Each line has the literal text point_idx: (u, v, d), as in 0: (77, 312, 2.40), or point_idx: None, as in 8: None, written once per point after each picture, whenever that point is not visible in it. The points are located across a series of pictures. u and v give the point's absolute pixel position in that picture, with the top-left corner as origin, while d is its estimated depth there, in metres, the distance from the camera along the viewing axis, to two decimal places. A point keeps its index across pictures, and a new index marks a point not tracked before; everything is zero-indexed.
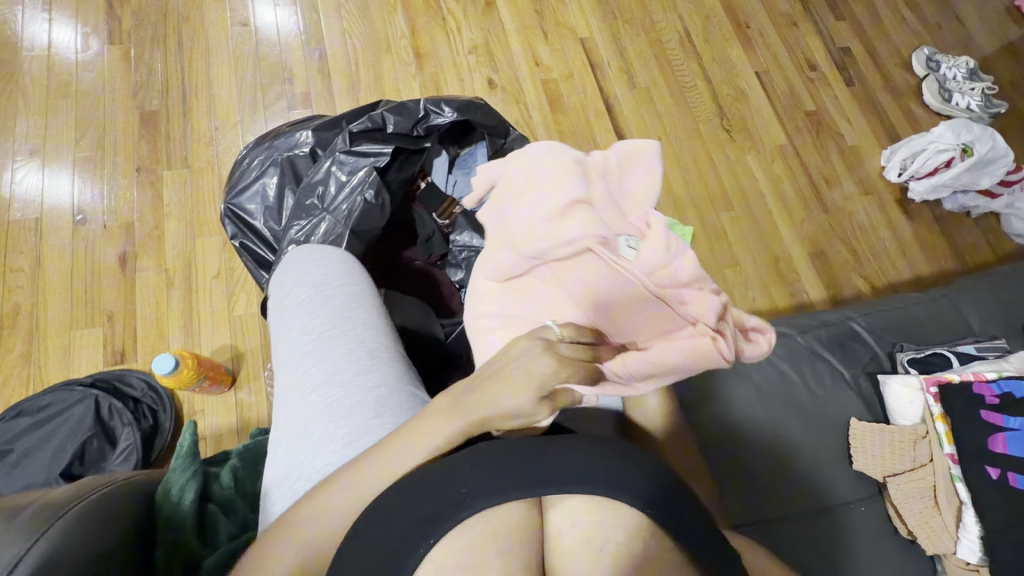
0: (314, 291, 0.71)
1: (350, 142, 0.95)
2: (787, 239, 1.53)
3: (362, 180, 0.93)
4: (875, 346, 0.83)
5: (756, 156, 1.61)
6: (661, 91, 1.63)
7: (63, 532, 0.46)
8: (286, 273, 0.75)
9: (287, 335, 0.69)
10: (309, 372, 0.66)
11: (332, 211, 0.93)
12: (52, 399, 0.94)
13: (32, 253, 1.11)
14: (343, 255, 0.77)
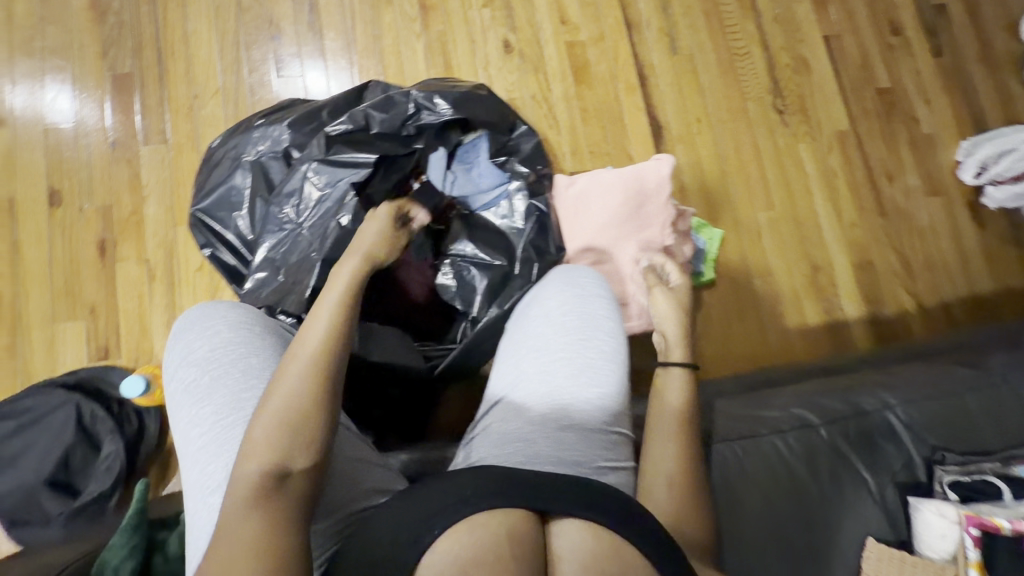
0: (201, 372, 0.63)
1: (327, 144, 0.84)
2: (830, 245, 1.36)
3: (341, 193, 0.83)
4: (912, 449, 0.75)
5: (808, 143, 1.40)
6: (708, 58, 1.38)
7: None
8: (177, 347, 0.68)
9: (181, 426, 0.63)
10: (211, 465, 0.59)
11: (306, 227, 0.83)
12: (33, 402, 0.94)
13: (10, 238, 1.06)
14: (237, 315, 0.69)
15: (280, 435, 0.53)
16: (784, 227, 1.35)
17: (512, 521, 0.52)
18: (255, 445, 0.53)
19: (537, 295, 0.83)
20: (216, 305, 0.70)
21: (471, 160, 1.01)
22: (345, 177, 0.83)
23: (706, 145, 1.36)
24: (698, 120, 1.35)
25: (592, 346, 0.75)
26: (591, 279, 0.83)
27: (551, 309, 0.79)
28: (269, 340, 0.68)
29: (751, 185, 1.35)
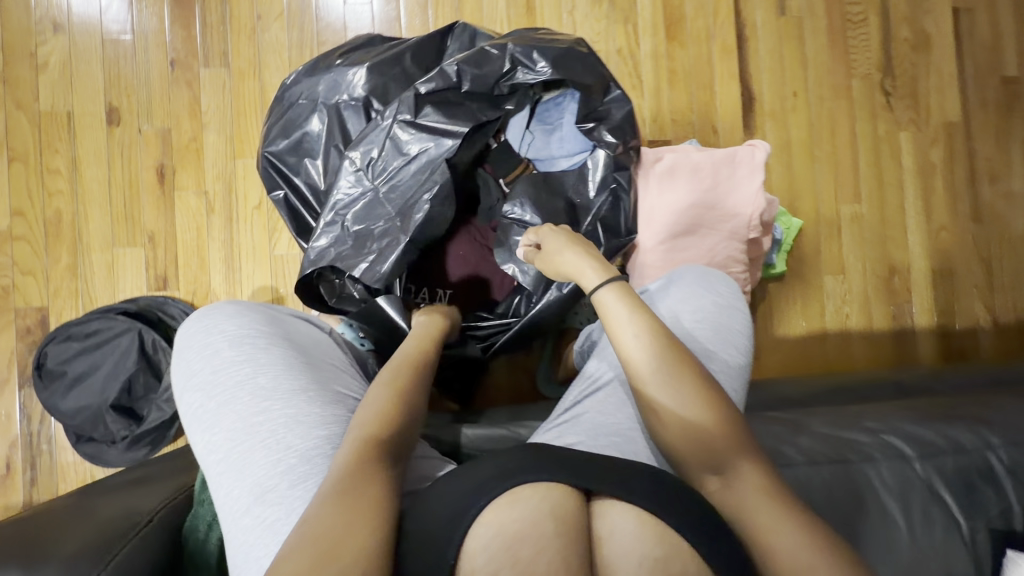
0: (206, 399, 0.63)
1: (418, 102, 0.81)
2: (914, 248, 1.26)
3: (424, 161, 0.82)
4: (1011, 495, 0.71)
5: (911, 132, 1.27)
6: (818, 22, 1.23)
7: None
8: (179, 374, 0.66)
9: (197, 454, 0.62)
10: (231, 489, 0.58)
11: (385, 191, 0.82)
12: (97, 326, 0.94)
13: (69, 154, 1.03)
14: (237, 327, 0.67)
15: (387, 415, 0.61)
16: (869, 223, 1.25)
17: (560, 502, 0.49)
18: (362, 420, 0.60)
19: (667, 287, 0.74)
20: (218, 313, 0.69)
21: (553, 122, 0.93)
22: (433, 139, 0.82)
23: (799, 123, 1.23)
24: (795, 95, 1.23)
25: (716, 363, 0.66)
26: (731, 288, 0.73)
27: (681, 313, 0.69)
28: (275, 352, 0.66)
29: (840, 173, 1.24)
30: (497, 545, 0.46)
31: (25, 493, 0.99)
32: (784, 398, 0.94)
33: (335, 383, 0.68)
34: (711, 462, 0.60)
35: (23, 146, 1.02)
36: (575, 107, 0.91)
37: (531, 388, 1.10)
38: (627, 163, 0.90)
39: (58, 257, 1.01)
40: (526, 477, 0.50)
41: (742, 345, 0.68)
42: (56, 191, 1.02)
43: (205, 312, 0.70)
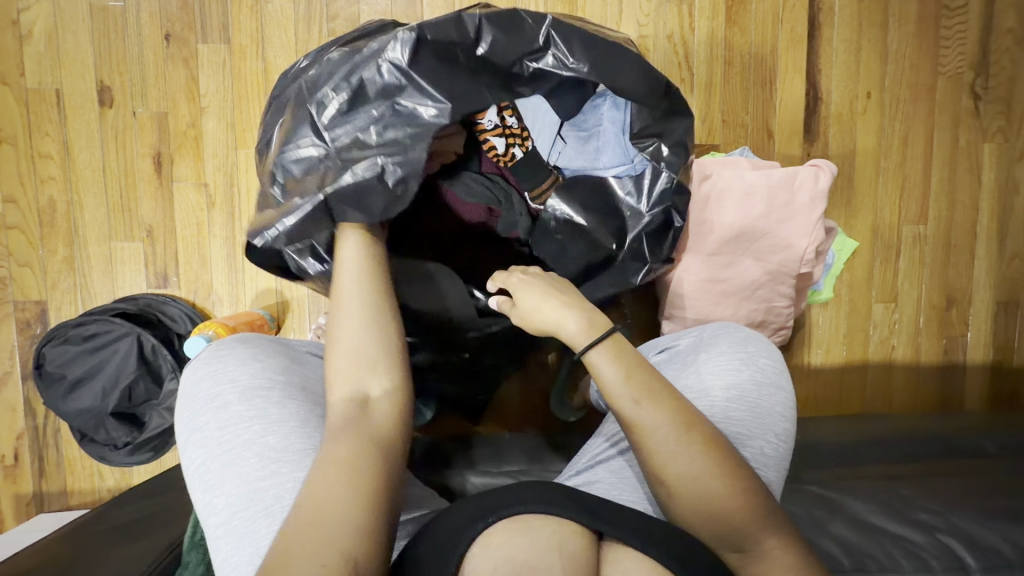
0: (211, 456, 0.54)
1: (415, 50, 0.64)
2: (979, 276, 1.13)
3: (394, 128, 0.65)
4: None
5: (998, 143, 1.10)
6: (908, 7, 1.05)
7: None
8: (181, 417, 0.58)
9: (197, 510, 0.55)
10: (232, 558, 0.50)
11: (338, 145, 0.64)
12: (95, 329, 0.90)
13: (60, 137, 0.95)
14: (249, 375, 0.58)
15: (355, 360, 0.55)
16: (933, 245, 1.11)
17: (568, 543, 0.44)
18: (336, 371, 0.55)
19: (696, 352, 0.61)
20: (225, 355, 0.60)
21: (589, 129, 0.81)
22: (419, 98, 0.65)
23: (869, 127, 1.08)
24: (868, 96, 1.06)
25: (750, 452, 0.53)
26: (773, 356, 0.60)
27: (711, 385, 0.56)
28: (290, 407, 0.57)
29: (909, 187, 1.10)
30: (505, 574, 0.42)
31: (35, 485, 0.99)
32: (818, 448, 0.87)
33: None
34: (729, 538, 0.47)
35: (12, 127, 0.94)
36: (616, 113, 0.77)
37: (543, 407, 1.05)
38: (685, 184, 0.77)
39: (54, 248, 0.96)
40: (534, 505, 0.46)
41: (782, 424, 0.56)
42: (48, 178, 0.95)
43: (212, 350, 0.62)
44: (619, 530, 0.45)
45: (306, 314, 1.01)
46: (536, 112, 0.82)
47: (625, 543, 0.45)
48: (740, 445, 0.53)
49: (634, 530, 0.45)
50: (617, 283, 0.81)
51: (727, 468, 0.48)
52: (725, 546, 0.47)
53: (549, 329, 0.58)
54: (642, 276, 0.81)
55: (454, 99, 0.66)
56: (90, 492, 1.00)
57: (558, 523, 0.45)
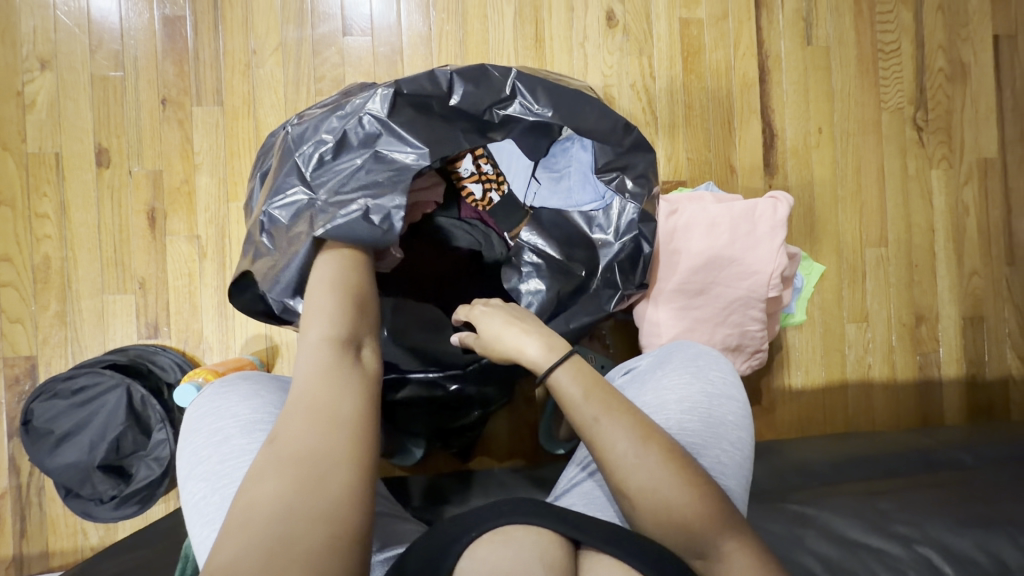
0: (210, 491, 0.54)
1: (392, 103, 0.70)
2: (943, 293, 1.18)
3: (378, 181, 0.70)
4: None
5: (945, 170, 1.18)
6: (846, 52, 1.15)
7: None
8: (185, 451, 0.59)
9: (195, 545, 0.55)
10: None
11: (324, 194, 0.69)
12: (85, 382, 0.91)
13: (57, 197, 0.99)
14: (250, 411, 0.59)
15: (345, 320, 0.56)
16: (895, 265, 1.17)
17: (548, 552, 0.45)
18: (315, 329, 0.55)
19: (652, 370, 0.65)
20: (228, 392, 0.62)
21: (561, 169, 0.86)
22: (399, 146, 0.70)
23: (824, 158, 1.15)
24: (819, 131, 1.15)
25: (707, 460, 0.56)
26: (724, 369, 0.63)
27: (667, 399, 0.60)
28: None
29: (866, 214, 1.16)
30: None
31: (15, 546, 0.97)
32: (800, 467, 0.88)
33: None
34: (695, 546, 0.49)
35: (11, 190, 0.98)
36: (585, 154, 0.84)
37: (532, 440, 1.06)
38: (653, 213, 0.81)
39: (47, 304, 0.98)
40: (514, 518, 0.48)
41: (738, 433, 0.59)
42: (44, 237, 0.99)
43: (214, 388, 0.64)
44: (600, 543, 0.47)
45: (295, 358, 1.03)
46: (512, 157, 0.89)
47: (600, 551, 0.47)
48: (696, 454, 0.56)
49: (612, 537, 0.47)
50: (592, 311, 0.83)
51: (688, 477, 0.50)
52: (690, 554, 0.49)
53: (510, 355, 0.62)
54: (616, 303, 0.83)
55: (432, 145, 0.71)
56: (72, 551, 0.97)
57: (536, 530, 0.47)
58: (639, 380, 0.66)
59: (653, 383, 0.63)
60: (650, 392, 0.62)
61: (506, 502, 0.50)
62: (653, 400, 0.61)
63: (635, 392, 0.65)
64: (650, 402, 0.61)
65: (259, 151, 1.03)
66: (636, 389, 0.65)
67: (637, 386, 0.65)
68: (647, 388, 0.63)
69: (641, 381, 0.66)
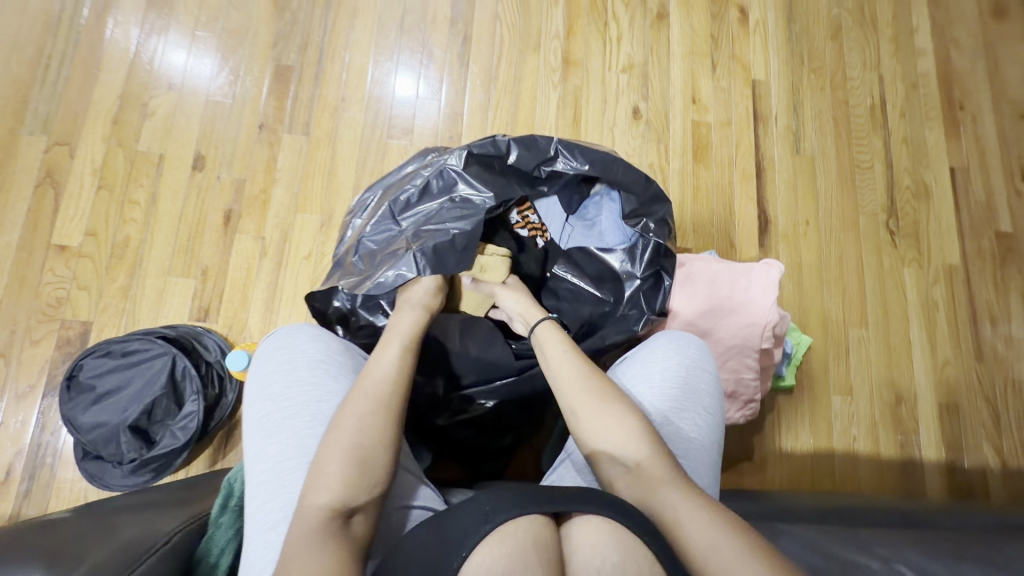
0: (273, 411, 0.64)
1: (466, 162, 0.87)
2: (920, 378, 1.29)
3: (460, 216, 0.85)
4: None
5: (916, 269, 1.36)
6: (828, 164, 1.38)
7: None
8: (254, 375, 0.68)
9: (248, 454, 0.64)
10: (266, 509, 0.59)
11: (414, 231, 0.84)
12: (137, 346, 0.98)
13: (151, 189, 1.14)
14: (315, 349, 0.68)
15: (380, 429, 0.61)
16: (875, 346, 1.29)
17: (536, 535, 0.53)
18: (332, 459, 0.58)
19: (640, 347, 0.78)
20: (295, 333, 0.70)
21: (591, 219, 1.03)
22: (476, 193, 0.86)
23: (808, 245, 1.33)
24: (807, 223, 1.34)
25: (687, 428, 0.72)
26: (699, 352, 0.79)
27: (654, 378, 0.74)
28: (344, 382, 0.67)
29: (848, 298, 1.31)
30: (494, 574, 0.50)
31: (15, 505, 0.97)
32: (790, 510, 0.93)
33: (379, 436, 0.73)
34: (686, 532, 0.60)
35: (113, 178, 1.13)
36: (614, 205, 1.01)
37: (536, 464, 1.11)
38: (670, 250, 0.96)
39: (115, 277, 1.09)
40: (500, 514, 0.54)
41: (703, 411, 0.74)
42: (130, 220, 1.12)
43: (282, 330, 0.71)
44: (578, 511, 0.56)
45: None
46: (547, 205, 1.04)
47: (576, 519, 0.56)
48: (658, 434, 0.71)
49: (592, 518, 0.55)
50: (622, 330, 0.95)
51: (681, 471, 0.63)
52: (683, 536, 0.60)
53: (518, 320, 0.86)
54: (643, 325, 0.95)
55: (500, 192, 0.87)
56: None
57: (530, 525, 0.54)
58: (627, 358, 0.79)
59: (644, 361, 0.76)
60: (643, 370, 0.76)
61: (491, 496, 0.56)
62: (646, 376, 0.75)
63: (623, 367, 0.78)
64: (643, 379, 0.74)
65: (331, 175, 1.20)
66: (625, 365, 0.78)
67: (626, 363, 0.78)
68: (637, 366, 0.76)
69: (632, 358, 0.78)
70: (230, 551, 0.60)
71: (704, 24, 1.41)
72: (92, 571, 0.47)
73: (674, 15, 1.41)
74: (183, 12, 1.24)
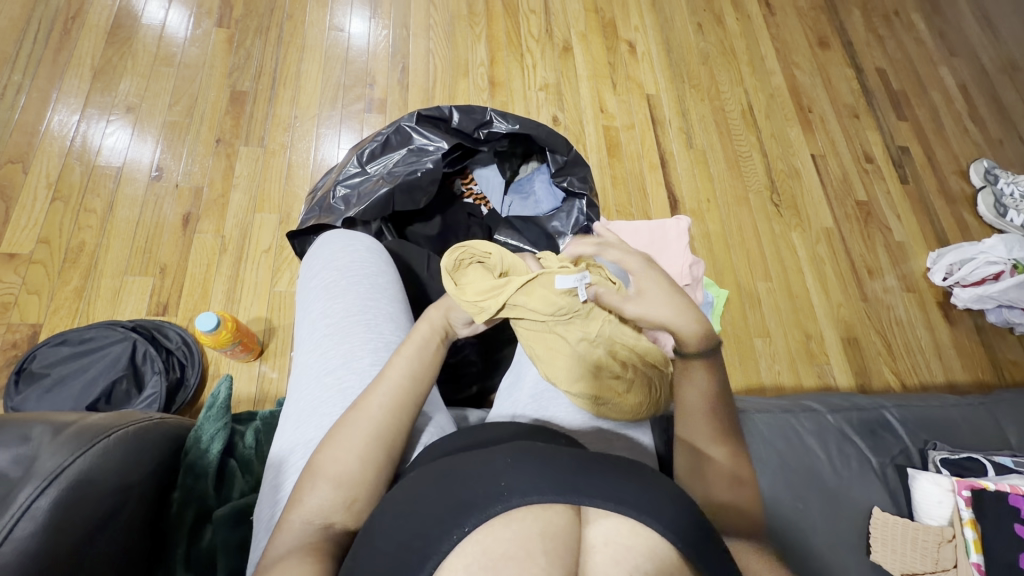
0: (340, 276, 0.74)
1: (417, 122, 0.97)
2: (822, 319, 1.51)
3: (421, 160, 0.96)
4: (906, 439, 0.84)
5: (801, 233, 1.62)
6: (717, 156, 1.66)
7: (99, 459, 0.52)
8: (321, 250, 0.78)
9: (310, 315, 0.72)
10: (326, 366, 0.68)
11: (382, 175, 0.94)
12: (94, 334, 0.99)
13: (108, 198, 1.19)
14: (373, 241, 0.80)
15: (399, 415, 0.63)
16: (780, 295, 1.50)
17: (550, 521, 0.46)
18: (339, 441, 0.60)
19: None
20: (354, 239, 0.79)
21: (526, 191, 1.12)
22: (431, 143, 0.97)
23: (712, 218, 1.57)
24: (708, 201, 1.59)
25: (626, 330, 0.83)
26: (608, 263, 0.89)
27: None
28: (390, 279, 0.77)
29: (752, 258, 1.54)
30: (478, 567, 0.44)
31: None
32: None
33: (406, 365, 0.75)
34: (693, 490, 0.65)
35: (70, 190, 1.18)
36: (544, 175, 1.11)
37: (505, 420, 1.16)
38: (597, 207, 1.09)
39: (69, 280, 1.10)
40: (510, 501, 0.47)
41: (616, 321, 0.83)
42: (86, 227, 1.16)
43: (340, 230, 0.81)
44: (605, 504, 0.47)
45: (289, 340, 1.15)
46: (484, 177, 1.10)
47: (603, 508, 0.47)
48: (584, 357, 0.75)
49: (621, 515, 0.47)
50: None
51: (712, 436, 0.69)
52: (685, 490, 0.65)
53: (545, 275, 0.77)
54: None
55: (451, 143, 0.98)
56: None
57: (544, 515, 0.46)
58: None
59: None
60: None
61: (506, 476, 0.49)
62: None
63: None
64: None
65: (287, 179, 1.30)
66: None
67: None
68: None
69: None
70: (219, 439, 0.70)
71: (602, 54, 1.72)
72: (80, 429, 0.52)
73: (577, 47, 1.71)
74: (140, 50, 1.37)
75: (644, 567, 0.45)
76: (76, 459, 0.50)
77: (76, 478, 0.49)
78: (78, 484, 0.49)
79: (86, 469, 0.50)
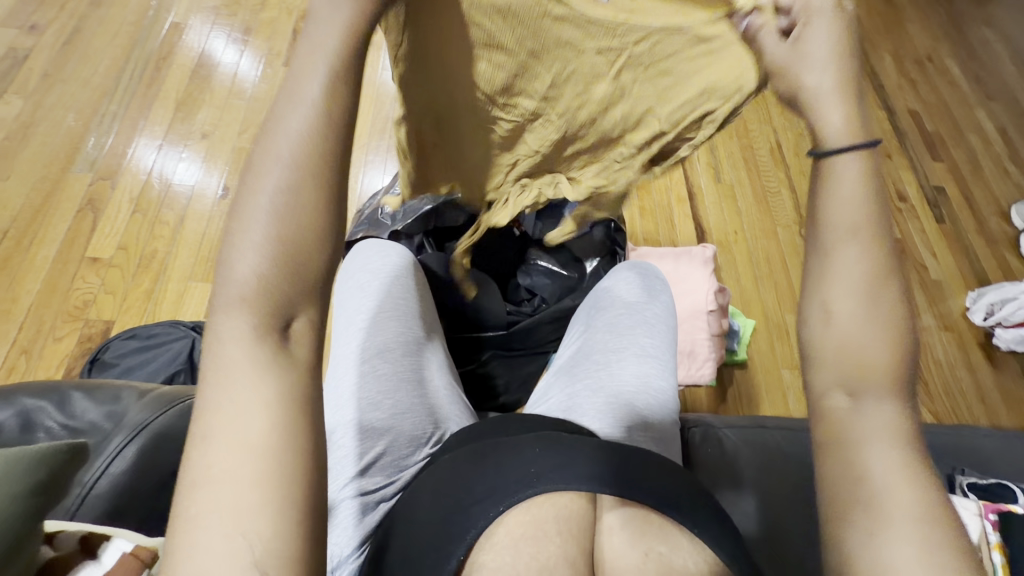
0: (375, 278, 0.82)
1: None
2: None
3: None
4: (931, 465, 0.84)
5: None
6: (745, 190, 1.70)
7: (166, 417, 0.74)
8: (355, 259, 0.86)
9: (346, 312, 0.79)
10: (361, 353, 0.73)
11: None
12: (160, 331, 1.09)
13: (179, 212, 1.33)
14: (402, 249, 0.89)
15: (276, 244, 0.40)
16: None
17: (569, 506, 0.52)
18: (229, 291, 0.40)
19: (589, 299, 0.92)
20: (389, 247, 0.87)
21: None
22: None
23: (739, 250, 1.59)
24: (735, 233, 1.62)
25: (650, 328, 0.84)
26: (623, 271, 0.93)
27: (610, 308, 0.86)
28: (418, 284, 0.85)
29: (780, 290, 1.54)
30: (507, 544, 0.49)
31: None
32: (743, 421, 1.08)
33: (436, 356, 0.80)
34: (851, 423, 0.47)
35: (148, 204, 1.33)
36: None
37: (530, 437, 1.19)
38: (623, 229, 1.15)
39: (141, 282, 1.23)
40: (540, 487, 0.52)
41: (664, 362, 0.80)
42: (159, 237, 1.29)
43: (373, 241, 0.89)
44: (627, 492, 0.53)
45: None
46: None
47: (625, 498, 0.53)
48: (618, 374, 0.77)
49: (636, 503, 0.53)
50: None
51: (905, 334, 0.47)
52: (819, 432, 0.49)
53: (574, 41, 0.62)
54: None
55: None
56: None
57: (561, 501, 0.52)
58: (581, 314, 0.91)
59: (591, 305, 0.91)
60: (604, 313, 0.87)
61: (534, 465, 0.54)
62: (606, 315, 0.86)
63: (580, 323, 0.89)
64: (605, 318, 0.85)
65: None
66: (579, 318, 0.90)
67: (582, 315, 0.90)
68: (594, 311, 0.88)
69: (591, 309, 0.89)
70: None
71: None
72: (149, 398, 0.75)
73: None
74: (216, 86, 1.54)
75: (658, 548, 0.50)
76: (150, 418, 0.73)
77: (147, 434, 0.72)
78: (150, 435, 0.72)
79: (157, 425, 0.73)
